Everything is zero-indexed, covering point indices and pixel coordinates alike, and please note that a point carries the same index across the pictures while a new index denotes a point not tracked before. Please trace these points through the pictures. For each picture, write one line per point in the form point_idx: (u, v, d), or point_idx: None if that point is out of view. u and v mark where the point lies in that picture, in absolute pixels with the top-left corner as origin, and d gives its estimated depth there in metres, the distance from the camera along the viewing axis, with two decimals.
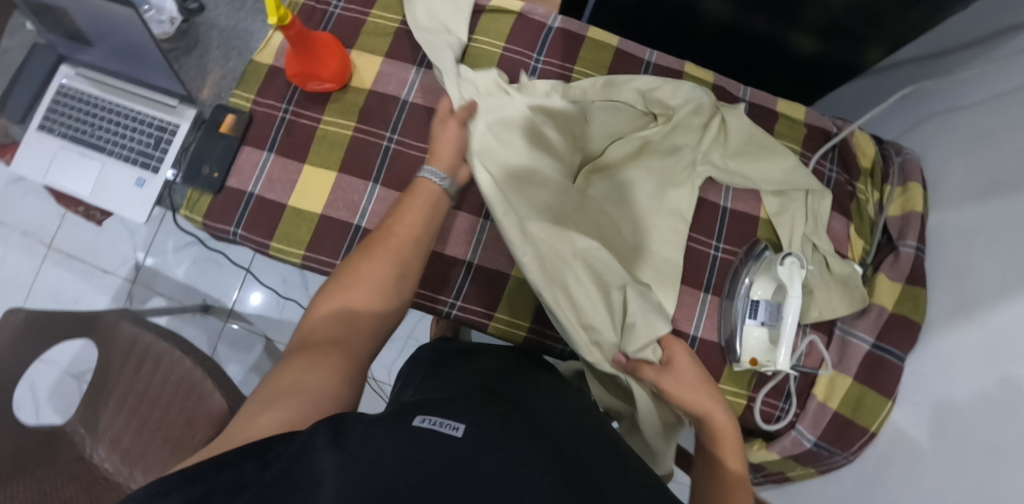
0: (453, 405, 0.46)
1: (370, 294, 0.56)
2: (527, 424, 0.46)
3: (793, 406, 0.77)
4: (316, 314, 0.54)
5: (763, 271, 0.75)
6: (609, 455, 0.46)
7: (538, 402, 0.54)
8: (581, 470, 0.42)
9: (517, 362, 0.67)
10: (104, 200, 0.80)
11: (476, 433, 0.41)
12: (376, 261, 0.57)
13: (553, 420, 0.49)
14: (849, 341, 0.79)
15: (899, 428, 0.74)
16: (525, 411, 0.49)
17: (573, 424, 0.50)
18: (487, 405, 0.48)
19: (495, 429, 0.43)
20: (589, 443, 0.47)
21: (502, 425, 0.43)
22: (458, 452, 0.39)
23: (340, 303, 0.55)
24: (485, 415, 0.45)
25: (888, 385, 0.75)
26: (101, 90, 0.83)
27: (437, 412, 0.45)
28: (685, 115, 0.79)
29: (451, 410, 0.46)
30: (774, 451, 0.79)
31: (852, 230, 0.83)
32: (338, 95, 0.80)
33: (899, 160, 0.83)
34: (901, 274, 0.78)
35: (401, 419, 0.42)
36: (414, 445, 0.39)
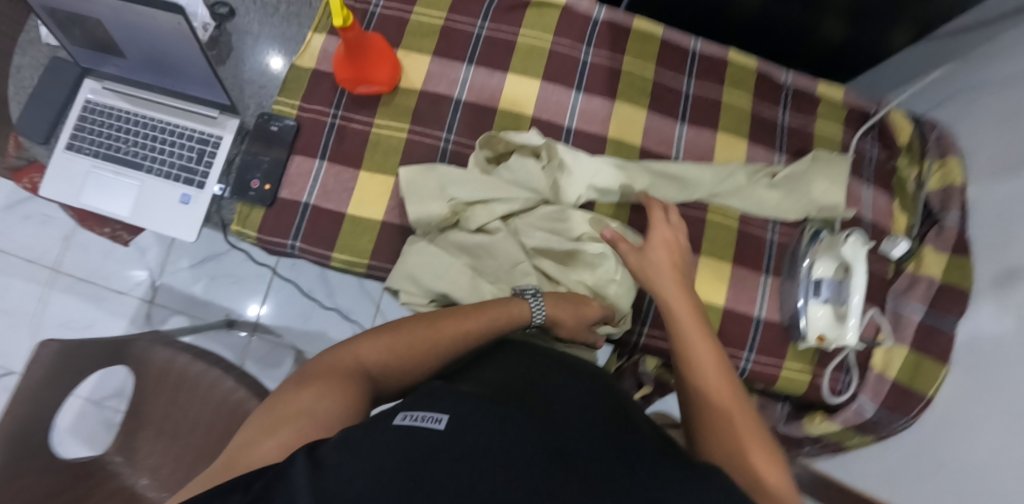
0: (444, 391, 0.42)
1: (409, 352, 0.51)
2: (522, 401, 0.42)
3: (855, 377, 0.81)
4: (357, 345, 0.50)
5: (825, 251, 0.77)
6: (629, 429, 0.42)
7: (552, 370, 0.50)
8: (595, 452, 0.38)
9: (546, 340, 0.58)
10: (149, 220, 0.77)
11: (462, 422, 0.38)
12: (436, 333, 0.53)
13: (567, 393, 0.45)
14: (902, 313, 0.82)
15: (955, 392, 0.77)
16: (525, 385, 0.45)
17: (593, 395, 0.46)
18: (482, 386, 0.45)
19: (488, 414, 0.39)
20: (615, 419, 0.43)
21: (504, 408, 0.40)
22: (449, 448, 0.36)
23: (382, 355, 0.50)
24: (476, 399, 0.41)
25: (943, 351, 0.79)
26: (133, 105, 0.79)
27: (421, 404, 0.41)
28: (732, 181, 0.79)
29: (441, 395, 0.42)
30: (836, 423, 0.82)
31: (895, 206, 0.87)
32: (388, 98, 0.78)
33: (935, 134, 0.86)
34: (946, 245, 0.82)
35: (381, 418, 0.39)
36: (399, 448, 0.36)
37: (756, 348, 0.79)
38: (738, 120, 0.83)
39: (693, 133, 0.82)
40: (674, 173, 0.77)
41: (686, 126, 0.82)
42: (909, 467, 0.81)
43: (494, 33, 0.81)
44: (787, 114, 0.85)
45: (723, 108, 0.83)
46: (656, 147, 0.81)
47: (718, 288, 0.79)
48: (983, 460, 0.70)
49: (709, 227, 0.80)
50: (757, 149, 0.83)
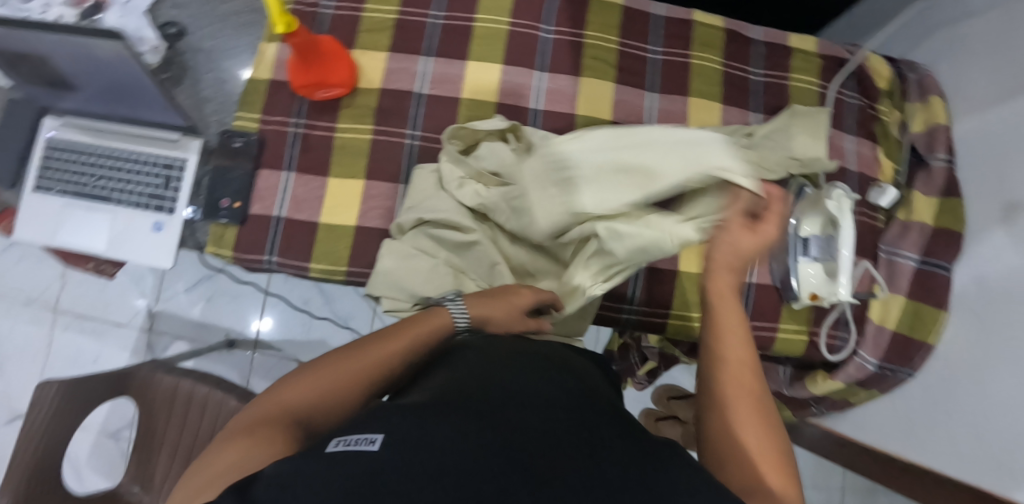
0: (385, 411, 0.42)
1: (340, 386, 0.50)
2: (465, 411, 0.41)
3: (855, 333, 0.78)
4: (283, 392, 0.49)
5: (810, 208, 0.74)
6: (585, 425, 0.42)
7: (503, 372, 0.49)
8: (546, 450, 0.38)
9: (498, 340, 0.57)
10: (125, 252, 0.75)
11: (397, 443, 0.37)
12: (359, 363, 0.52)
13: (515, 393, 0.45)
14: (896, 262, 0.80)
15: (959, 337, 0.76)
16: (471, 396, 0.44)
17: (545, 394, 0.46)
18: (427, 401, 0.44)
19: (427, 431, 0.38)
20: (570, 416, 0.43)
21: (445, 422, 0.39)
22: (379, 469, 0.35)
23: (313, 390, 0.49)
24: (416, 417, 0.40)
25: (941, 296, 0.77)
26: (94, 137, 0.78)
27: (360, 428, 0.40)
28: None
29: (383, 414, 0.41)
30: (839, 381, 0.81)
31: (880, 153, 0.83)
32: (348, 100, 0.76)
33: (915, 76, 0.84)
34: (935, 189, 0.80)
35: (317, 447, 0.39)
36: (334, 476, 0.35)
37: (750, 313, 0.78)
38: (711, 82, 0.81)
39: (664, 100, 0.80)
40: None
41: (657, 94, 0.80)
42: (919, 417, 0.80)
43: (450, 21, 0.79)
44: (760, 70, 0.83)
45: (693, 71, 0.81)
46: (628, 120, 0.78)
47: None
48: (994, 403, 0.69)
49: None
50: (733, 110, 0.80)
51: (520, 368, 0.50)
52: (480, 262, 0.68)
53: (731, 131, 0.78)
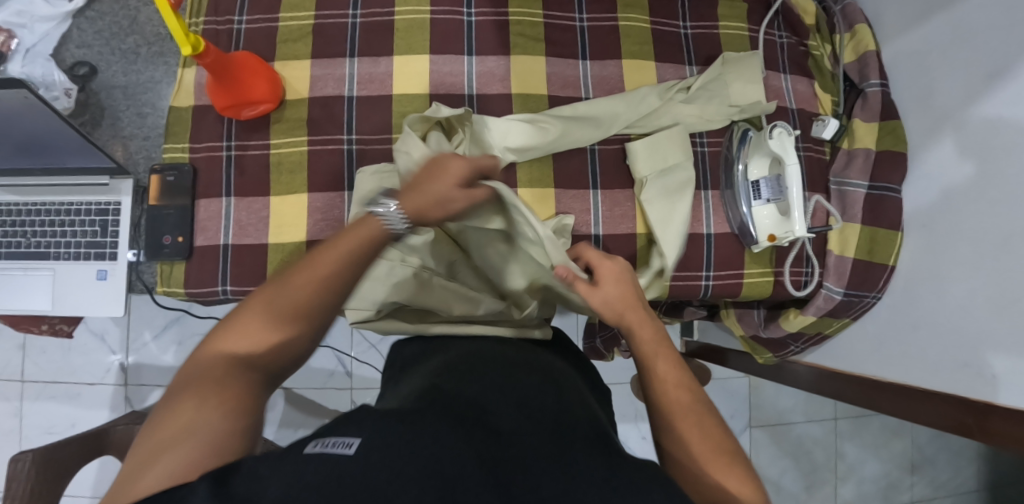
0: (362, 410, 0.41)
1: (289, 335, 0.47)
2: (453, 414, 0.43)
3: (817, 265, 0.80)
4: (216, 345, 0.46)
5: (754, 151, 0.76)
6: (563, 433, 0.42)
7: (487, 382, 0.50)
8: (525, 457, 0.38)
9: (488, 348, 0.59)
10: (72, 307, 0.73)
11: (380, 441, 0.37)
12: (296, 297, 0.46)
13: (499, 401, 0.46)
14: (847, 192, 0.81)
15: (914, 254, 0.78)
16: (462, 403, 0.45)
17: (525, 404, 0.46)
18: (413, 404, 0.44)
19: (410, 428, 0.38)
20: (548, 423, 0.44)
21: (432, 423, 0.40)
22: (360, 470, 0.35)
23: (250, 338, 0.47)
24: (398, 415, 0.40)
25: (893, 217, 0.79)
26: (20, 194, 0.74)
27: (337, 430, 0.39)
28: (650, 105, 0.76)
29: (363, 414, 0.41)
30: (810, 314, 0.83)
31: (817, 88, 0.84)
32: (278, 115, 0.74)
33: (840, 7, 0.85)
34: (874, 114, 0.80)
35: (296, 447, 0.38)
36: (312, 476, 0.34)
37: (713, 263, 0.78)
38: (640, 41, 0.80)
39: (597, 67, 0.79)
40: (586, 112, 0.75)
41: (590, 61, 0.79)
42: (889, 337, 0.82)
43: (369, 18, 0.77)
44: (688, 23, 0.82)
45: (622, 33, 0.80)
46: (564, 91, 0.78)
47: None
48: (954, 309, 0.71)
49: None
50: (667, 67, 0.80)
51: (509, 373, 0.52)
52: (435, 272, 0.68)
53: (667, 88, 0.77)
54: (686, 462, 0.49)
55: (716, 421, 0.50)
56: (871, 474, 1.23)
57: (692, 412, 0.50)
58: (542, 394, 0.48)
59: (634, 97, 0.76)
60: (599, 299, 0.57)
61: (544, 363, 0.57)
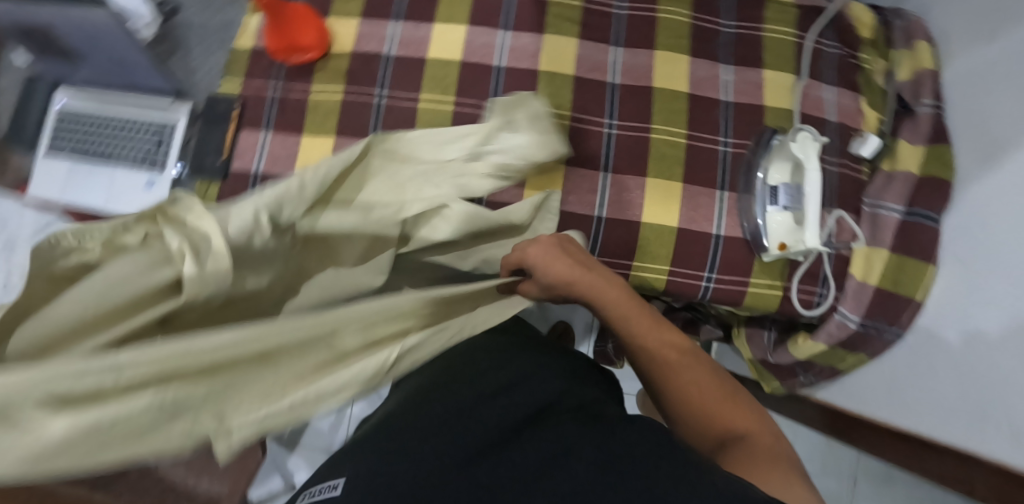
0: (347, 460, 0.53)
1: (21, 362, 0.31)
2: (405, 437, 0.52)
3: (832, 288, 0.75)
4: None
5: (776, 155, 0.73)
6: (549, 424, 0.48)
7: (461, 380, 0.59)
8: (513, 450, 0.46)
9: (477, 344, 0.67)
10: (119, 207, 0.82)
11: (348, 485, 0.48)
12: None
13: (454, 403, 0.55)
14: (879, 214, 0.76)
15: (943, 289, 0.72)
16: (418, 421, 0.54)
17: (521, 395, 0.54)
18: (385, 430, 0.55)
19: (374, 465, 0.49)
20: (505, 413, 0.52)
21: (391, 454, 0.50)
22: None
23: None
24: (368, 454, 0.51)
25: (925, 247, 0.74)
26: (99, 104, 0.85)
27: (330, 475, 0.52)
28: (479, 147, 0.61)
29: (342, 466, 0.52)
30: (820, 341, 0.78)
31: (863, 103, 0.79)
32: (322, 64, 0.81)
33: (902, 23, 0.80)
34: (921, 136, 0.75)
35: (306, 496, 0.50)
36: None
37: (717, 266, 0.76)
38: (677, 35, 0.80)
39: (629, 55, 0.79)
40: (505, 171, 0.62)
41: (623, 48, 0.80)
42: (903, 378, 0.76)
43: None
44: (731, 22, 0.81)
45: (659, 25, 0.80)
46: (591, 74, 0.79)
47: (670, 208, 0.75)
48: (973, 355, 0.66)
49: (654, 148, 0.76)
50: (701, 63, 0.79)
51: (475, 373, 0.60)
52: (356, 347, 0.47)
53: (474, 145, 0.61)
54: (685, 413, 0.55)
55: (706, 369, 0.56)
56: None
57: (679, 363, 0.56)
58: (509, 384, 0.57)
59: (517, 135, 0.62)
60: (539, 289, 0.58)
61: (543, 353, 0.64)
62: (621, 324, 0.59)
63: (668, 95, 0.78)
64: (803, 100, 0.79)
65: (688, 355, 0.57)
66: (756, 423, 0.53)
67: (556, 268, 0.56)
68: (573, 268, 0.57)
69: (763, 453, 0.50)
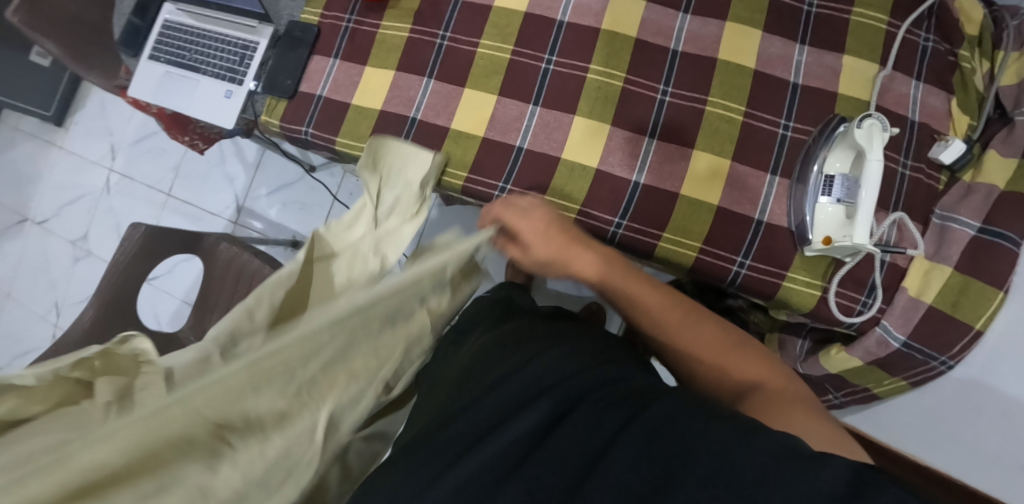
0: (379, 478, 0.47)
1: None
2: (436, 445, 0.47)
3: (878, 299, 0.69)
4: None
5: (838, 142, 0.67)
6: (581, 414, 0.43)
7: (485, 375, 0.52)
8: (547, 454, 0.41)
9: (492, 353, 0.55)
10: (200, 113, 0.90)
11: None
12: None
13: (477, 406, 0.48)
14: (949, 228, 0.69)
15: (1010, 322, 0.66)
16: (441, 429, 0.48)
17: (541, 383, 0.48)
18: (414, 437, 0.50)
19: (415, 479, 0.44)
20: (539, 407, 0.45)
21: (429, 465, 0.45)
22: None
23: None
24: (403, 466, 0.46)
25: (999, 273, 0.66)
26: (198, 20, 0.93)
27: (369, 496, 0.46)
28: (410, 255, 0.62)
29: (379, 486, 0.46)
30: (856, 355, 0.72)
31: (953, 106, 0.72)
32: (394, 2, 0.84)
33: (1016, 23, 0.72)
34: (1015, 149, 0.68)
35: None
36: None
37: (754, 253, 0.72)
38: (753, 9, 0.76)
39: (698, 24, 0.77)
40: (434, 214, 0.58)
41: (691, 17, 0.77)
42: (951, 414, 0.70)
43: None
44: (815, 2, 0.76)
45: None
46: (654, 39, 0.77)
47: (713, 184, 0.73)
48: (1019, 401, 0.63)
49: (707, 121, 0.74)
50: (774, 40, 0.76)
51: (498, 368, 0.53)
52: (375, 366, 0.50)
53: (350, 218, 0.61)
54: (699, 376, 0.55)
55: (711, 324, 0.57)
56: None
57: (677, 323, 0.57)
58: (531, 371, 0.50)
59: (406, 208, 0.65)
60: (547, 252, 0.62)
61: (559, 328, 0.57)
62: (622, 291, 0.60)
63: (731, 69, 0.75)
64: (882, 93, 0.73)
65: (689, 315, 0.58)
66: (767, 371, 0.52)
67: (533, 230, 0.62)
68: (563, 245, 0.61)
69: (781, 395, 0.49)
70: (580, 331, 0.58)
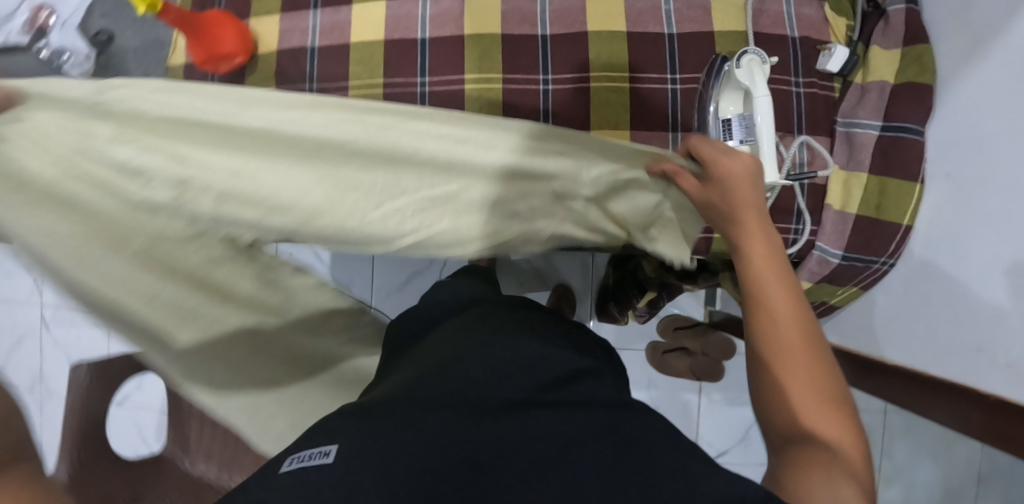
0: (342, 425, 0.46)
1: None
2: (415, 408, 0.47)
3: (807, 223, 0.69)
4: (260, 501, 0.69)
5: (726, 86, 0.66)
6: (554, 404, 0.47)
7: (473, 360, 0.53)
8: (510, 438, 0.43)
9: (480, 343, 0.56)
10: None
11: (342, 461, 0.41)
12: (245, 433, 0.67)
13: (471, 397, 0.48)
14: (855, 134, 0.68)
15: (930, 209, 0.66)
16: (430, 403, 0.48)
17: (521, 369, 0.52)
18: (381, 402, 0.49)
19: (372, 440, 0.43)
20: (525, 397, 0.48)
21: (399, 432, 0.44)
22: (319, 485, 0.39)
23: None
24: (362, 429, 0.44)
25: (911, 166, 0.65)
26: None
27: (310, 445, 0.44)
28: (590, 208, 0.61)
29: (331, 434, 0.45)
30: (803, 280, 0.72)
31: (828, 10, 0.71)
32: (251, 68, 0.80)
33: None
34: (896, 40, 0.67)
35: (272, 470, 0.42)
36: (281, 490, 0.39)
37: None
38: None
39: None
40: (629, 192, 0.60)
41: None
42: (897, 309, 0.70)
43: None
44: None
45: None
46: (520, 28, 0.74)
47: None
48: (955, 293, 0.62)
49: (595, 98, 0.73)
50: None
51: (491, 354, 0.54)
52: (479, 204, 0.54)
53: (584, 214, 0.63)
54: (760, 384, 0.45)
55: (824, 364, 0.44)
56: (925, 478, 1.06)
57: (792, 321, 0.45)
58: (519, 360, 0.53)
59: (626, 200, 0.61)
60: (719, 194, 0.51)
61: (539, 326, 0.62)
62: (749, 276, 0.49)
63: (605, 37, 0.73)
64: (757, 17, 0.72)
65: (809, 351, 0.44)
66: (847, 444, 0.40)
67: (730, 174, 0.50)
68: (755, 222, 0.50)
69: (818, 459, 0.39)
70: (564, 329, 0.65)
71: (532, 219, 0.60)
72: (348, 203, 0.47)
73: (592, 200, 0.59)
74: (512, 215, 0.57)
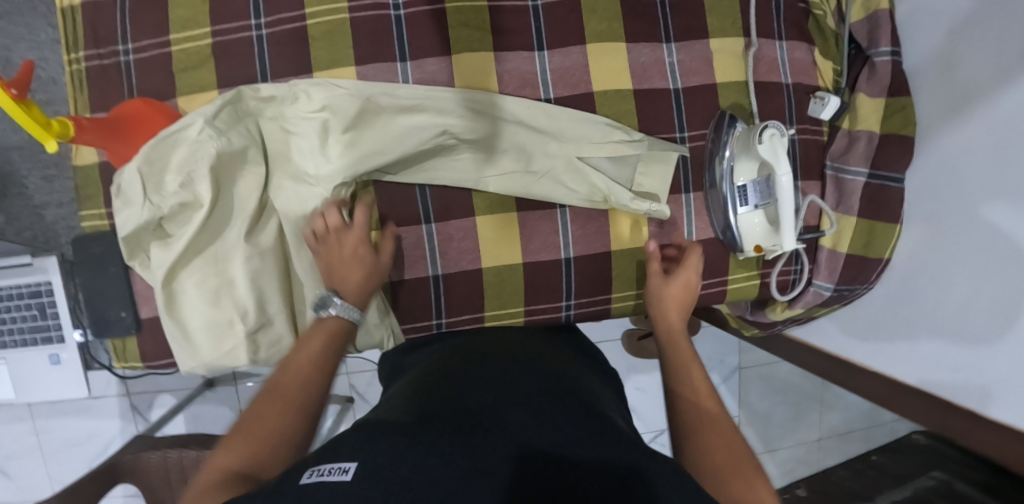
0: (360, 430, 0.41)
1: (306, 406, 0.50)
2: (444, 412, 0.44)
3: (807, 263, 0.75)
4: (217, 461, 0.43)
5: (743, 152, 0.67)
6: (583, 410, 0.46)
7: (488, 371, 0.51)
8: (544, 438, 0.41)
9: (484, 357, 0.55)
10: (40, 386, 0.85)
11: (373, 472, 0.36)
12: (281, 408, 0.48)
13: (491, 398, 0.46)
14: (844, 180, 0.74)
15: (912, 245, 0.73)
16: (460, 408, 0.44)
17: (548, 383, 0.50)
18: (396, 413, 0.45)
19: (403, 446, 0.38)
20: (550, 398, 0.47)
21: (433, 433, 0.40)
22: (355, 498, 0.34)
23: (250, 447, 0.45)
24: (390, 433, 0.40)
25: (895, 210, 0.71)
26: None
27: (332, 456, 0.39)
28: (556, 151, 0.67)
29: (352, 440, 0.40)
30: (798, 309, 0.78)
31: (817, 54, 0.73)
32: None
33: None
34: (881, 87, 0.71)
35: (290, 482, 0.37)
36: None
37: None
38: (608, 17, 0.69)
39: (557, 56, 0.69)
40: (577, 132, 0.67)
41: (548, 52, 0.68)
42: (879, 324, 0.80)
43: (276, 29, 0.65)
44: None
45: (584, 12, 0.68)
46: (520, 92, 0.68)
47: (637, 227, 0.72)
48: (935, 321, 0.71)
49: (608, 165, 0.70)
50: (640, 48, 0.69)
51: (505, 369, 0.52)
52: (509, 154, 0.67)
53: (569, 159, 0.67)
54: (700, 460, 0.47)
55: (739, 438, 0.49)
56: None
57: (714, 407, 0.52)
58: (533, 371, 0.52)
59: (591, 149, 0.67)
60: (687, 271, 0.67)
61: (546, 347, 0.60)
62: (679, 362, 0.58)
63: (612, 98, 0.69)
64: (757, 64, 0.71)
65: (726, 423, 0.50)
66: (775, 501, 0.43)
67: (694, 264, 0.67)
68: (687, 281, 0.66)
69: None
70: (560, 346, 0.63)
71: (511, 170, 0.67)
72: (409, 129, 0.63)
73: (558, 149, 0.67)
74: (503, 170, 0.67)
